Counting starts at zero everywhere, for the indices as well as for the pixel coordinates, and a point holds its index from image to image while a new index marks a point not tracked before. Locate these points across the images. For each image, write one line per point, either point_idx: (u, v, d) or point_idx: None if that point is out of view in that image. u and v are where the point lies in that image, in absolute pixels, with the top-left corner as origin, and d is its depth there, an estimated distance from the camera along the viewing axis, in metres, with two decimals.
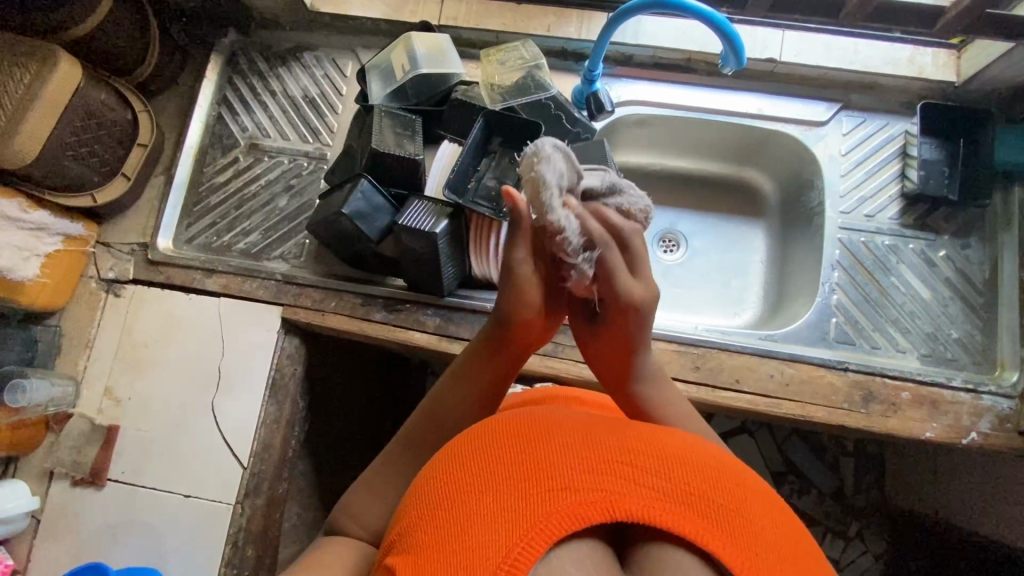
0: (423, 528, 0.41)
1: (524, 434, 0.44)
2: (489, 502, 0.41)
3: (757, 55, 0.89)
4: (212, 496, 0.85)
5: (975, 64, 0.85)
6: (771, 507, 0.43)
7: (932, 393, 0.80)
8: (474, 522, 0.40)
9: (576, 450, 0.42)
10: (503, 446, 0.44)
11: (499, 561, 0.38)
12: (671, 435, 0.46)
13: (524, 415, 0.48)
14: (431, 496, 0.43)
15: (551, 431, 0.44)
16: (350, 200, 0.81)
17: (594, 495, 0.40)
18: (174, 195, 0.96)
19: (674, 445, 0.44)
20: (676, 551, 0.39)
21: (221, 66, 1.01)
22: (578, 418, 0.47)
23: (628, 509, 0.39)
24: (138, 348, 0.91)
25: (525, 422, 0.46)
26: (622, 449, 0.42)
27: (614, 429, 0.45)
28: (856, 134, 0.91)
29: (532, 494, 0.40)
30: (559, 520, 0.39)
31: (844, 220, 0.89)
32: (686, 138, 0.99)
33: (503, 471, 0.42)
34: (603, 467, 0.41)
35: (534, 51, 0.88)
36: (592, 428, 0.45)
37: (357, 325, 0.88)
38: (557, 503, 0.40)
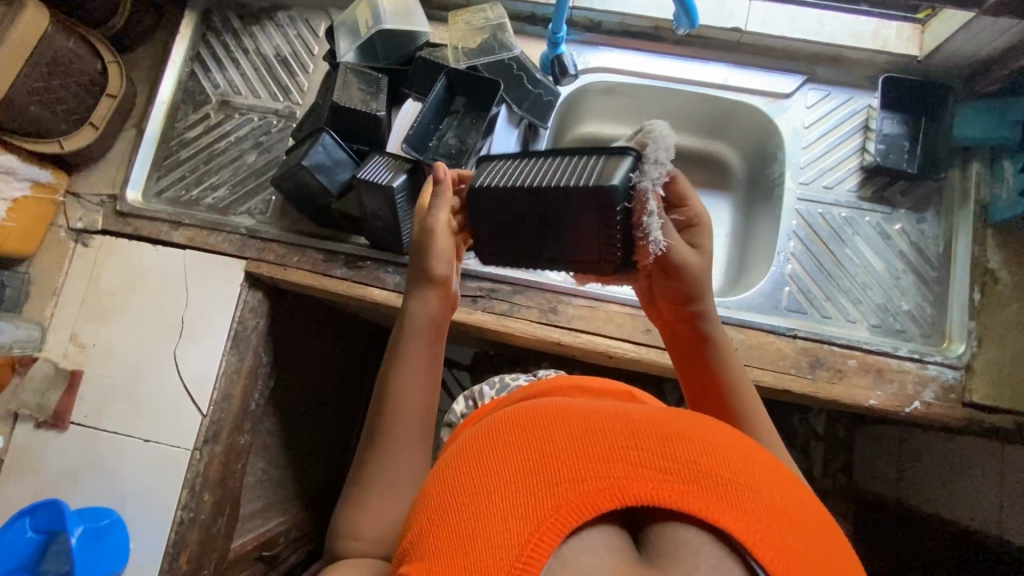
0: (428, 534, 0.37)
1: (524, 425, 0.40)
2: (493, 502, 0.36)
3: (721, 24, 0.90)
4: (171, 441, 0.87)
5: (936, 38, 0.85)
6: (792, 487, 0.39)
7: (878, 361, 0.81)
8: (479, 523, 0.35)
9: (582, 435, 0.38)
10: (503, 441, 0.40)
11: (510, 561, 0.33)
12: (679, 412, 0.42)
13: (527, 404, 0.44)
14: (434, 498, 0.39)
15: (551, 417, 0.40)
16: (310, 152, 0.82)
17: (602, 483, 0.36)
18: (144, 148, 0.97)
19: (684, 421, 0.40)
20: (689, 530, 0.35)
21: (196, 23, 1.02)
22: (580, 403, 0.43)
23: (641, 494, 0.35)
24: (104, 297, 0.92)
25: (524, 412, 0.42)
26: (630, 430, 0.38)
27: (618, 411, 0.41)
28: (820, 107, 0.91)
29: (538, 488, 0.36)
30: (569, 511, 0.35)
31: (802, 191, 0.89)
32: (654, 109, 1.00)
33: (504, 468, 0.38)
34: (608, 453, 0.37)
35: (499, 12, 0.88)
36: (595, 410, 0.41)
37: (318, 280, 0.89)
38: (565, 495, 0.35)
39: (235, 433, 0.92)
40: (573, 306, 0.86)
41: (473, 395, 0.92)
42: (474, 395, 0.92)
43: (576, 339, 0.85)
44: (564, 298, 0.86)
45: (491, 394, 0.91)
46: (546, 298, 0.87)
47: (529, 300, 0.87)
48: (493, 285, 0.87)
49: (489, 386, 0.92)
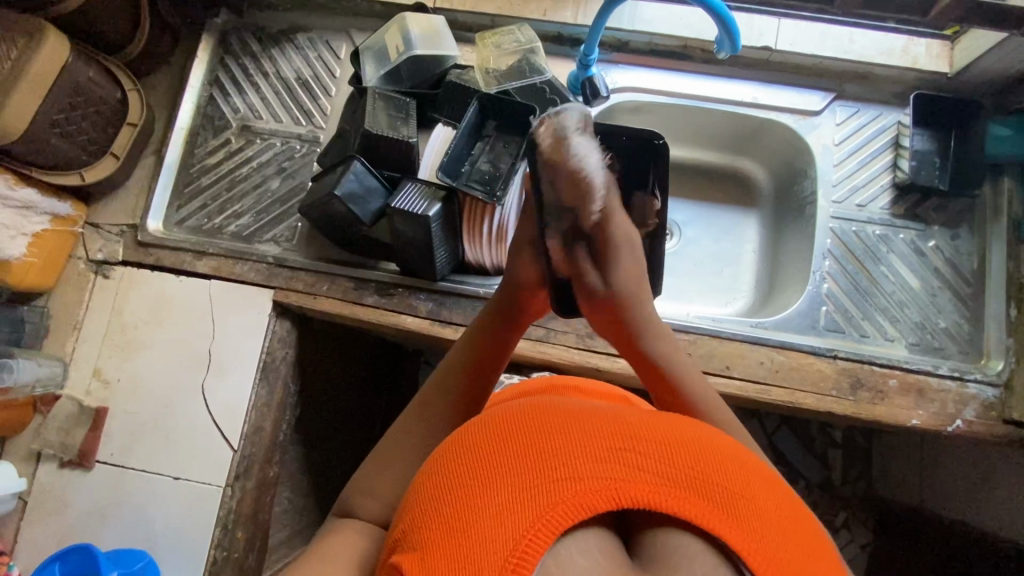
0: (427, 521, 0.38)
1: (524, 419, 0.40)
2: (490, 494, 0.37)
3: (752, 43, 0.89)
4: (201, 478, 0.85)
5: (967, 55, 0.85)
6: (783, 493, 0.40)
7: (919, 381, 0.81)
8: (476, 514, 0.36)
9: (576, 434, 0.38)
10: (501, 436, 0.40)
11: (504, 556, 0.34)
12: (673, 417, 0.43)
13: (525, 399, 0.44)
14: (433, 487, 0.40)
15: (550, 416, 0.40)
16: (342, 181, 0.80)
17: (598, 483, 0.36)
18: (165, 176, 0.95)
19: (678, 427, 0.40)
20: (682, 536, 0.36)
21: (213, 47, 1.00)
22: (575, 403, 0.43)
23: (636, 497, 0.36)
24: (128, 330, 0.90)
25: (521, 406, 0.42)
26: (626, 432, 0.39)
27: (613, 413, 0.41)
28: (849, 124, 0.91)
29: (535, 486, 0.36)
30: (564, 511, 0.35)
31: (836, 209, 0.89)
32: (681, 126, 1.00)
33: (500, 461, 0.38)
34: (604, 453, 0.37)
35: (530, 34, 0.88)
36: (593, 412, 0.41)
37: (348, 308, 0.88)
38: (562, 492, 0.36)
39: (266, 466, 0.91)
40: None
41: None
42: None
43: (615, 364, 0.84)
44: None
45: None
46: (583, 323, 0.86)
47: (565, 324, 0.86)
48: None
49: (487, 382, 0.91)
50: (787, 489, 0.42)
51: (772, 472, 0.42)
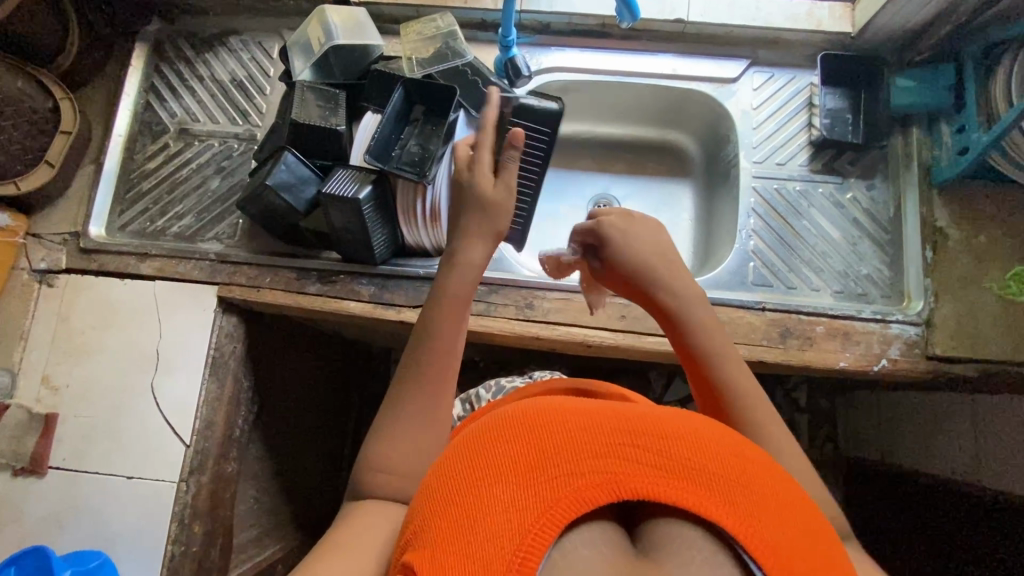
0: (432, 519, 0.39)
1: (527, 418, 0.42)
2: (496, 493, 0.38)
3: (665, 17, 0.93)
4: (156, 476, 0.86)
5: (866, 13, 0.89)
6: (780, 480, 0.41)
7: (844, 325, 0.84)
8: (486, 510, 0.37)
9: (578, 434, 0.39)
10: (508, 434, 0.41)
11: (512, 551, 0.35)
12: (674, 411, 0.44)
13: (529, 401, 0.45)
14: (437, 486, 0.41)
15: (552, 414, 0.41)
16: (273, 172, 0.82)
17: (599, 477, 0.38)
18: (105, 183, 0.96)
19: (677, 420, 0.41)
20: (682, 524, 0.37)
21: (146, 55, 1.02)
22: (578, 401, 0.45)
23: (636, 490, 0.37)
24: (75, 336, 0.91)
25: (523, 408, 0.43)
26: (626, 426, 0.40)
27: (614, 409, 0.43)
28: (765, 88, 0.95)
29: (539, 486, 0.37)
30: (568, 505, 0.37)
31: (757, 169, 0.93)
32: (609, 103, 1.04)
33: (509, 459, 0.39)
34: (605, 448, 0.39)
35: (449, 20, 0.91)
36: (591, 407, 0.42)
37: (292, 298, 0.89)
38: (563, 487, 0.37)
39: (222, 460, 0.92)
40: (548, 299, 0.87)
41: (470, 397, 0.93)
42: (470, 397, 0.93)
43: (554, 332, 0.86)
44: (539, 293, 0.88)
45: (488, 396, 0.92)
46: (521, 295, 0.88)
47: (504, 298, 0.88)
48: None
49: (487, 388, 0.93)
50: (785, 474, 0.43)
51: (768, 459, 0.44)
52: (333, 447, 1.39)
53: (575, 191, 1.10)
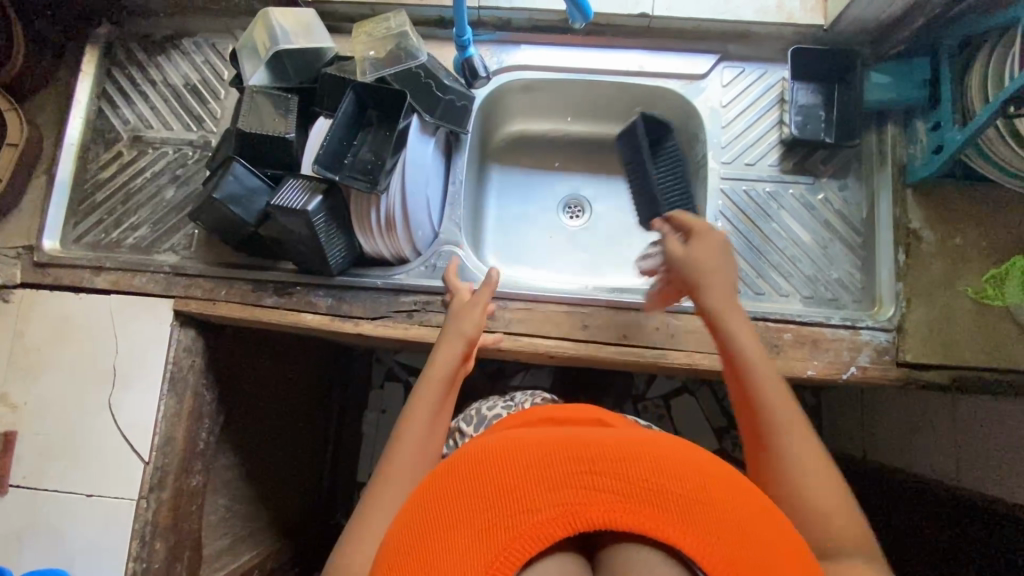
0: (392, 568, 0.37)
1: (484, 453, 0.40)
2: (449, 536, 0.36)
3: (629, 12, 0.90)
4: (115, 493, 0.85)
5: (839, 4, 0.85)
6: (752, 494, 0.39)
7: (813, 332, 0.82)
8: (438, 556, 0.35)
9: (529, 466, 0.37)
10: (465, 473, 0.39)
11: None
12: (638, 429, 0.41)
13: (491, 435, 0.43)
14: (399, 531, 0.39)
15: (510, 449, 0.39)
16: (221, 184, 0.79)
17: (553, 510, 0.35)
18: (57, 195, 0.94)
19: (640, 438, 0.39)
20: (642, 551, 0.35)
21: (98, 60, 0.99)
22: (540, 428, 0.43)
23: (593, 521, 0.35)
24: (32, 353, 0.89)
25: (483, 443, 0.42)
26: (583, 451, 0.38)
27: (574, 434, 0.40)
28: (735, 85, 0.91)
29: (491, 524, 0.35)
30: (522, 544, 0.34)
31: (725, 170, 0.89)
32: (575, 102, 1.00)
33: (463, 499, 0.37)
34: (560, 478, 0.36)
35: (400, 19, 0.85)
36: (553, 434, 0.40)
37: (248, 311, 0.87)
38: (516, 526, 0.35)
39: (184, 475, 0.91)
40: (509, 309, 0.85)
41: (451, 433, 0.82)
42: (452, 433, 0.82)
43: (515, 343, 0.84)
44: (500, 303, 0.86)
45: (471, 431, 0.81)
46: None
47: None
48: (428, 297, 0.87)
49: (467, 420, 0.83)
50: (758, 484, 0.41)
51: (740, 471, 0.41)
52: (312, 451, 1.39)
53: (544, 193, 1.07)
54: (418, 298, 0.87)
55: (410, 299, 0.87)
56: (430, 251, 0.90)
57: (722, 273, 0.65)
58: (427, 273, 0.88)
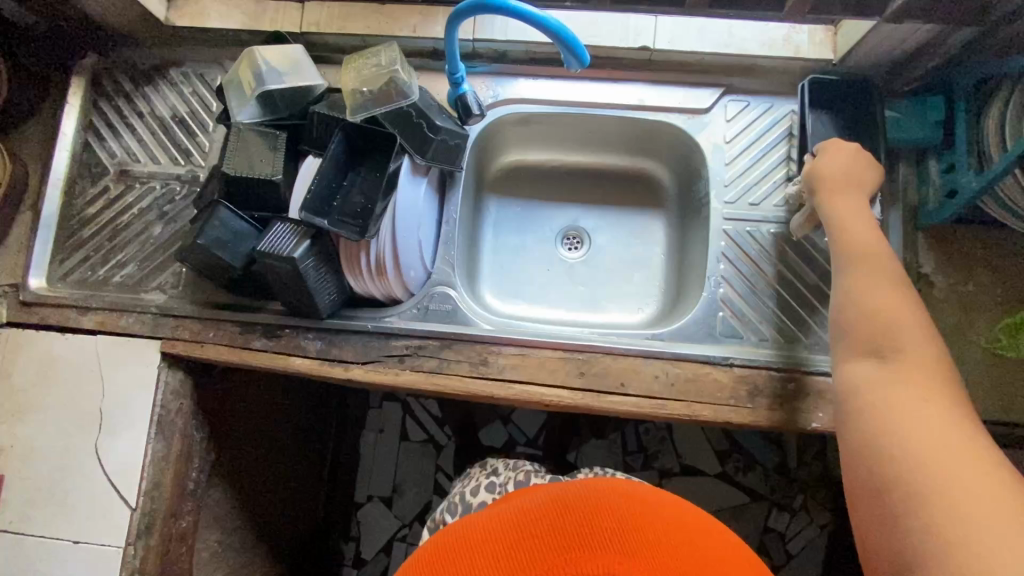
0: None
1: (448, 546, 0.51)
2: None
3: (628, 45, 0.86)
4: (102, 540, 0.84)
5: (849, 40, 0.81)
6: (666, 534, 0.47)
7: (819, 383, 0.79)
8: None
9: (478, 543, 0.49)
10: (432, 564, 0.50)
11: None
12: (566, 494, 0.52)
13: (455, 526, 0.54)
14: None
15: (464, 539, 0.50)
16: (206, 229, 0.77)
17: None
18: (43, 231, 0.92)
19: (563, 508, 0.49)
20: None
21: (85, 89, 0.96)
22: (491, 512, 0.53)
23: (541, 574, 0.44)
24: (17, 395, 0.88)
25: (446, 538, 0.52)
26: (516, 532, 0.48)
27: (512, 511, 0.51)
28: (740, 119, 0.88)
29: None
30: None
31: (728, 210, 0.86)
32: (574, 133, 0.97)
33: None
34: (499, 555, 0.47)
35: (392, 56, 0.81)
36: (496, 518, 0.51)
37: (236, 355, 0.85)
38: None
39: (172, 519, 0.89)
40: (503, 355, 0.83)
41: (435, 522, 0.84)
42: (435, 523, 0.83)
43: (509, 390, 0.81)
44: (494, 348, 0.83)
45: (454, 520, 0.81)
46: (476, 350, 0.83)
47: (458, 353, 0.84)
48: (420, 341, 0.84)
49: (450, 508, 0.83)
50: (677, 525, 0.49)
51: (659, 516, 0.50)
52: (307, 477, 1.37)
53: (541, 224, 1.04)
54: (410, 342, 0.84)
55: (402, 342, 0.84)
56: (423, 292, 0.88)
57: (855, 180, 0.73)
58: (420, 315, 0.86)
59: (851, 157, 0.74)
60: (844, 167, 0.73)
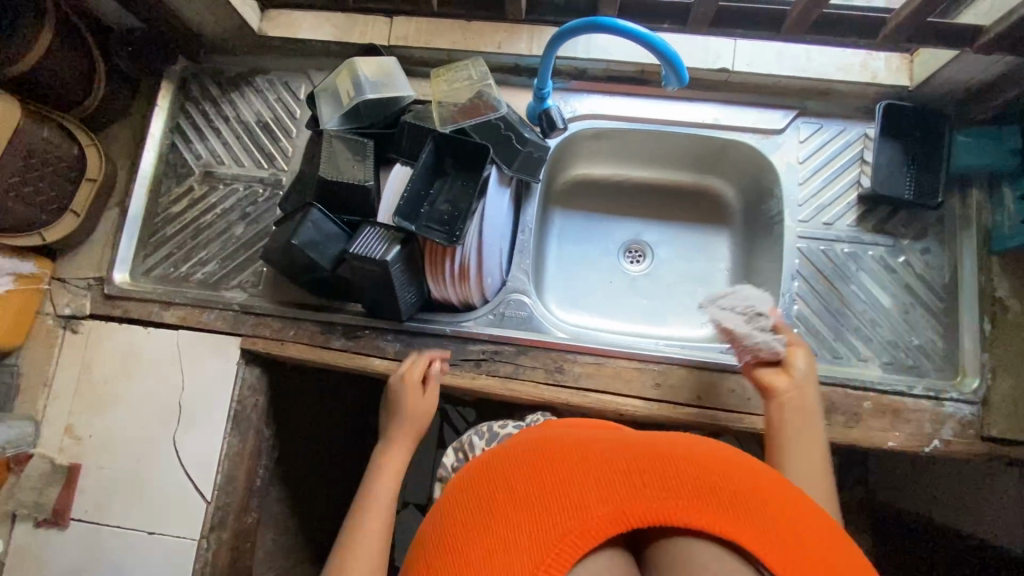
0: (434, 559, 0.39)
1: (530, 452, 0.42)
2: (500, 532, 0.37)
3: (708, 66, 0.88)
4: (177, 532, 0.85)
5: (927, 68, 0.84)
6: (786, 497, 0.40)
7: (894, 402, 0.79)
8: (489, 548, 0.37)
9: (574, 463, 0.40)
10: (505, 479, 0.41)
11: None
12: (669, 435, 0.44)
13: (529, 438, 0.45)
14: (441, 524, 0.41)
15: (550, 452, 0.42)
16: (300, 230, 0.79)
17: (607, 508, 0.37)
18: (129, 228, 0.95)
19: (675, 448, 0.42)
20: (698, 544, 0.36)
21: (172, 94, 1.00)
22: (581, 437, 0.45)
23: (645, 516, 0.37)
24: (98, 385, 0.90)
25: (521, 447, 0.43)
26: (625, 458, 0.40)
27: (611, 443, 0.43)
28: (812, 141, 0.90)
29: (547, 518, 0.37)
30: (575, 542, 0.36)
31: (802, 228, 0.88)
32: (644, 149, 1.00)
33: (513, 499, 0.39)
34: (608, 480, 0.39)
35: (483, 70, 0.87)
36: (595, 444, 0.43)
37: (316, 354, 0.87)
38: (568, 523, 0.37)
39: (242, 514, 0.90)
40: (579, 363, 0.84)
41: (462, 444, 0.83)
42: (462, 445, 0.83)
43: (584, 398, 0.83)
44: (570, 356, 0.85)
45: (482, 445, 0.81)
46: (552, 357, 0.85)
47: (533, 359, 0.85)
48: (496, 347, 0.86)
49: (480, 434, 0.83)
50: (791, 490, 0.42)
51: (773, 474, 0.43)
52: None
53: (605, 237, 1.06)
54: (486, 347, 0.86)
55: (478, 347, 0.86)
56: (498, 299, 0.89)
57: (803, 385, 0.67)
58: (496, 321, 0.88)
59: (798, 367, 0.68)
60: (781, 372, 0.68)
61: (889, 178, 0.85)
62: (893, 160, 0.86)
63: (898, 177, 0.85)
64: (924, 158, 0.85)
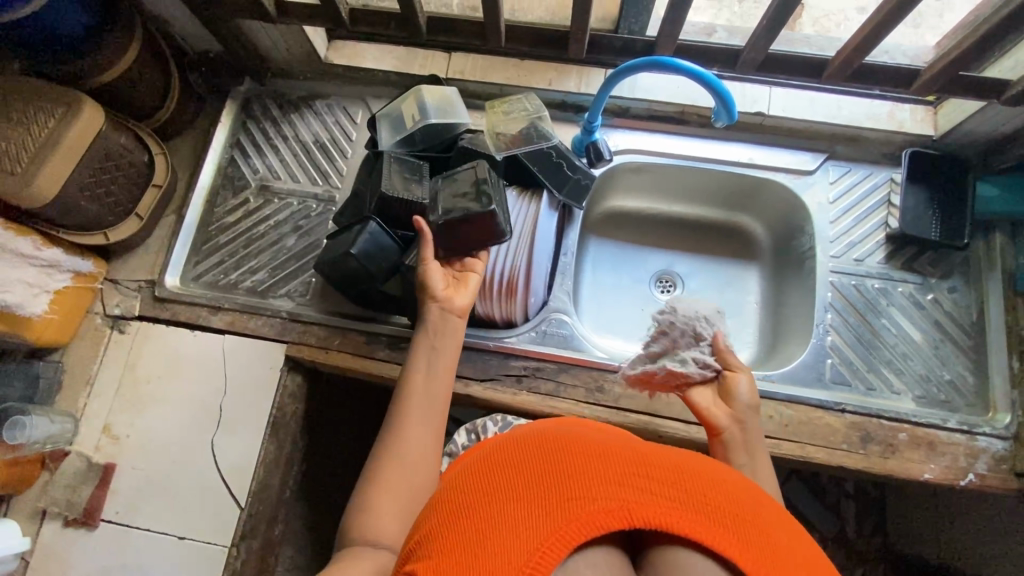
0: (442, 533, 0.40)
1: (545, 444, 0.44)
2: (510, 513, 0.39)
3: (747, 109, 0.95)
4: (208, 538, 0.84)
5: (951, 119, 0.90)
6: (783, 526, 0.41)
7: (928, 434, 0.81)
8: (500, 527, 0.38)
9: (589, 458, 0.41)
10: (520, 465, 0.42)
11: (522, 563, 0.36)
12: (684, 452, 0.45)
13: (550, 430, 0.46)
14: (453, 500, 0.43)
15: (564, 444, 0.43)
16: (358, 240, 0.83)
17: (613, 504, 0.38)
18: (184, 235, 0.98)
19: (687, 462, 0.43)
20: (692, 554, 0.37)
21: (235, 113, 1.06)
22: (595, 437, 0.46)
23: (650, 518, 0.38)
24: (140, 385, 0.91)
25: (541, 438, 0.45)
26: (639, 461, 0.41)
27: (629, 447, 0.44)
28: (841, 183, 0.95)
29: (557, 503, 0.38)
30: (580, 527, 0.37)
31: (834, 263, 0.92)
32: (679, 185, 1.05)
33: (525, 485, 0.40)
34: (619, 478, 0.39)
35: (537, 103, 0.93)
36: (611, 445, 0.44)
37: (361, 363, 0.89)
38: (576, 510, 0.38)
39: (271, 525, 0.89)
40: (619, 384, 0.86)
41: (476, 426, 0.84)
42: (475, 427, 0.84)
43: (623, 418, 0.84)
44: (610, 375, 0.87)
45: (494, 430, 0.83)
46: (592, 376, 0.87)
47: (574, 378, 0.87)
48: (537, 364, 0.88)
49: (494, 421, 0.85)
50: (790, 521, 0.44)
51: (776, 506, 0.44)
52: None
53: (638, 267, 1.09)
54: (527, 363, 0.88)
55: (519, 363, 0.88)
56: (539, 317, 0.92)
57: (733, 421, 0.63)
58: (538, 339, 0.90)
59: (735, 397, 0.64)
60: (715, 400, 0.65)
61: (917, 220, 0.90)
62: (920, 204, 0.91)
63: (925, 220, 0.90)
64: (949, 203, 0.90)
